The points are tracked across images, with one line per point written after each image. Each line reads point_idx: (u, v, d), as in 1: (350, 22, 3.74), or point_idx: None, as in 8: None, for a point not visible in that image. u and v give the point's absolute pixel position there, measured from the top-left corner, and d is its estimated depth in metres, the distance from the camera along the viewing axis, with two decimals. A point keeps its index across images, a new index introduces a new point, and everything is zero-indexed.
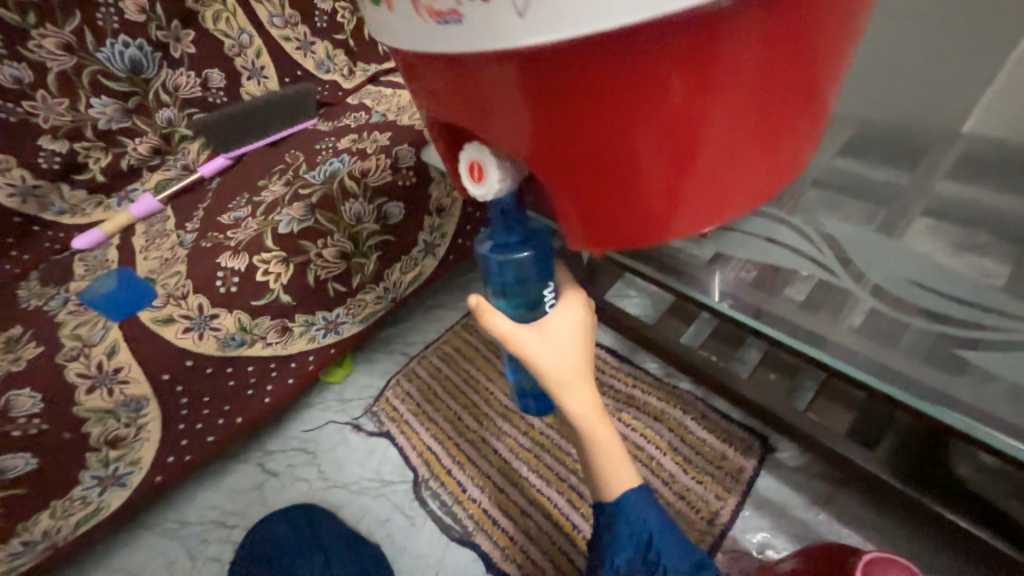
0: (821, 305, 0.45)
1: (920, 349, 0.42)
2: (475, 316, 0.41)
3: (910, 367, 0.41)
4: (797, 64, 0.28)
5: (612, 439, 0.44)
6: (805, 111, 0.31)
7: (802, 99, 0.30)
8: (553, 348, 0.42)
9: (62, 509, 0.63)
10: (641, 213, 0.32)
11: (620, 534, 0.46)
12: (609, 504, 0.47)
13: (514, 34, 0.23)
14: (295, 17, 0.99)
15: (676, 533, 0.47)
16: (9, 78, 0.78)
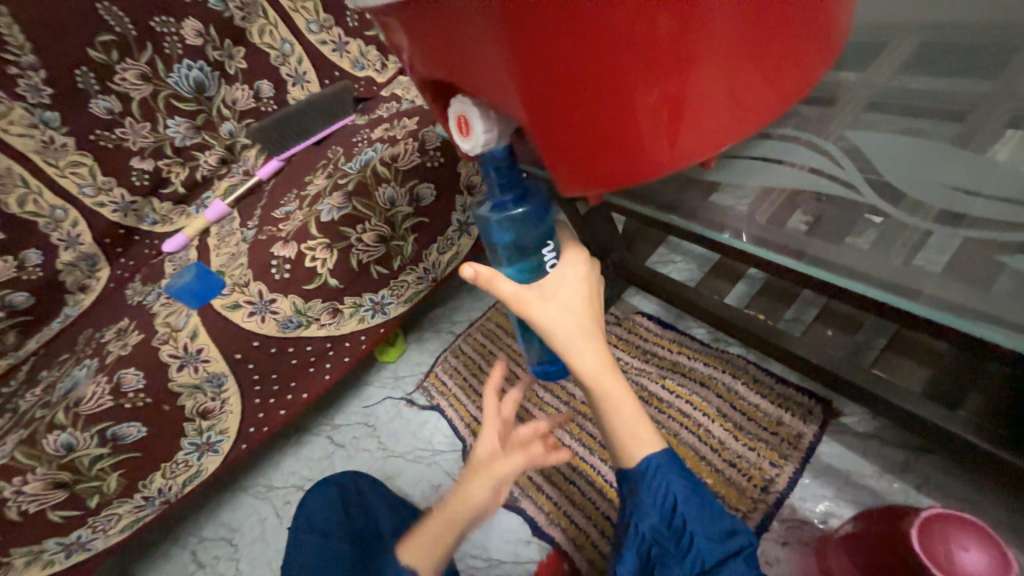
0: (891, 243, 0.38)
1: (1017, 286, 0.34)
2: (475, 286, 0.39)
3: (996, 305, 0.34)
4: None
5: (628, 393, 0.44)
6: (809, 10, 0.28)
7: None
8: (558, 308, 0.42)
9: (171, 470, 0.74)
10: (640, 142, 0.29)
11: (643, 500, 0.46)
12: (633, 469, 0.47)
13: None
14: (329, 21, 1.06)
15: (703, 499, 0.46)
16: (103, 110, 0.92)
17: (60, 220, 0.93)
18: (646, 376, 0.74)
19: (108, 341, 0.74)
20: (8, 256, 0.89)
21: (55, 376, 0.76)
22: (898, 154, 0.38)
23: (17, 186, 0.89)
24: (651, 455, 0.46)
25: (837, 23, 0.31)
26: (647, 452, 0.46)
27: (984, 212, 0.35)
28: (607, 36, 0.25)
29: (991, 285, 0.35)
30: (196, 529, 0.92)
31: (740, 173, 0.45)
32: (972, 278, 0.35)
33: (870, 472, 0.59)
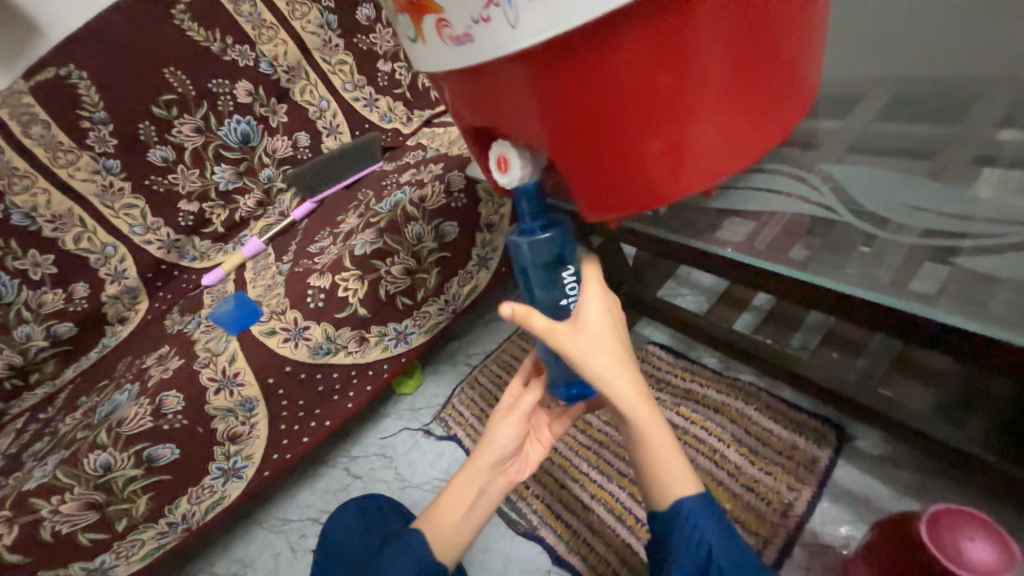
0: (880, 258, 0.41)
1: (989, 288, 0.36)
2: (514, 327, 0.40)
3: (982, 307, 0.36)
4: (762, 20, 0.31)
5: (664, 430, 0.43)
6: (783, 65, 0.34)
7: (776, 55, 0.33)
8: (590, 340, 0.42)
9: (196, 495, 0.76)
10: (650, 177, 0.35)
11: (676, 544, 0.43)
12: (665, 511, 0.45)
13: (513, 41, 0.28)
14: (362, 81, 1.18)
15: (739, 546, 0.43)
16: (159, 159, 1.02)
17: (109, 256, 1.01)
18: (661, 404, 0.76)
19: (148, 366, 0.79)
20: (59, 289, 0.97)
21: (95, 400, 0.80)
22: (880, 188, 0.44)
23: (75, 225, 0.98)
24: (686, 499, 0.43)
25: (808, 82, 0.38)
26: (681, 493, 0.44)
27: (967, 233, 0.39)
28: (619, 96, 0.31)
29: (988, 305, 0.36)
30: (211, 561, 0.92)
31: (739, 200, 0.51)
32: (969, 296, 0.37)
33: (888, 495, 0.60)
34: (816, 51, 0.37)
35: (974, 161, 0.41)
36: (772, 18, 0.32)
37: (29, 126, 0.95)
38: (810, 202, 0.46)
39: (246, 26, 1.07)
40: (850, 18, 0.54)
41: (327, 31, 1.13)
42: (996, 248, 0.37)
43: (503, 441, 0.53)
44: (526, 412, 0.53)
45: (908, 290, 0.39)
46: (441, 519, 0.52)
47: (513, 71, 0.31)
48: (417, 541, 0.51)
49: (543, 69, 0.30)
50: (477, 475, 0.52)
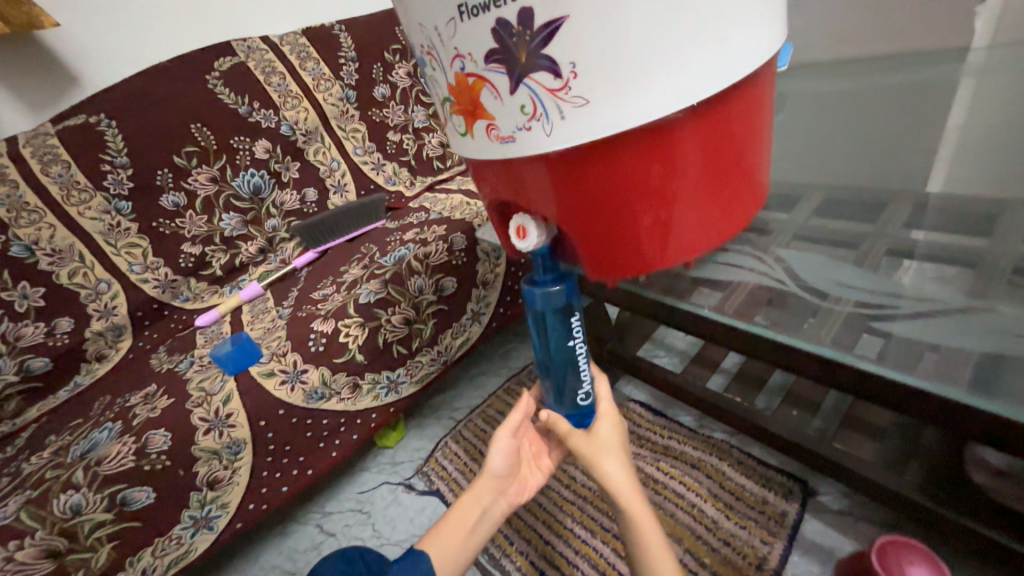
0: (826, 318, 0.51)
1: (914, 351, 0.45)
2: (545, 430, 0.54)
3: (908, 366, 0.44)
4: (732, 135, 0.40)
5: (652, 524, 0.51)
6: (746, 168, 0.43)
7: (741, 159, 0.42)
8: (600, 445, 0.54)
9: (161, 547, 0.72)
10: (644, 249, 0.43)
11: None
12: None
13: (545, 146, 0.37)
14: (372, 147, 1.30)
15: None
16: (170, 203, 1.07)
17: (102, 293, 1.02)
18: (643, 459, 0.82)
19: (133, 404, 0.77)
20: (42, 323, 0.95)
21: (66, 439, 0.77)
22: (821, 269, 0.54)
23: (73, 260, 0.99)
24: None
25: (764, 183, 0.48)
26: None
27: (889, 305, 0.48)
28: (622, 189, 0.39)
29: (918, 368, 0.44)
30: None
31: (709, 273, 0.60)
32: (900, 361, 0.45)
33: (849, 549, 0.65)
34: (768, 160, 0.48)
35: (889, 253, 0.53)
36: (739, 135, 0.40)
37: (49, 166, 0.99)
38: (764, 275, 0.56)
39: (273, 94, 1.19)
40: (790, 136, 0.69)
41: (346, 104, 1.27)
42: (913, 317, 0.47)
43: (498, 460, 0.60)
44: (514, 427, 0.60)
45: (855, 352, 0.47)
46: (447, 539, 0.57)
47: (537, 167, 0.40)
48: (422, 559, 0.55)
49: (560, 166, 0.39)
50: (480, 496, 0.59)
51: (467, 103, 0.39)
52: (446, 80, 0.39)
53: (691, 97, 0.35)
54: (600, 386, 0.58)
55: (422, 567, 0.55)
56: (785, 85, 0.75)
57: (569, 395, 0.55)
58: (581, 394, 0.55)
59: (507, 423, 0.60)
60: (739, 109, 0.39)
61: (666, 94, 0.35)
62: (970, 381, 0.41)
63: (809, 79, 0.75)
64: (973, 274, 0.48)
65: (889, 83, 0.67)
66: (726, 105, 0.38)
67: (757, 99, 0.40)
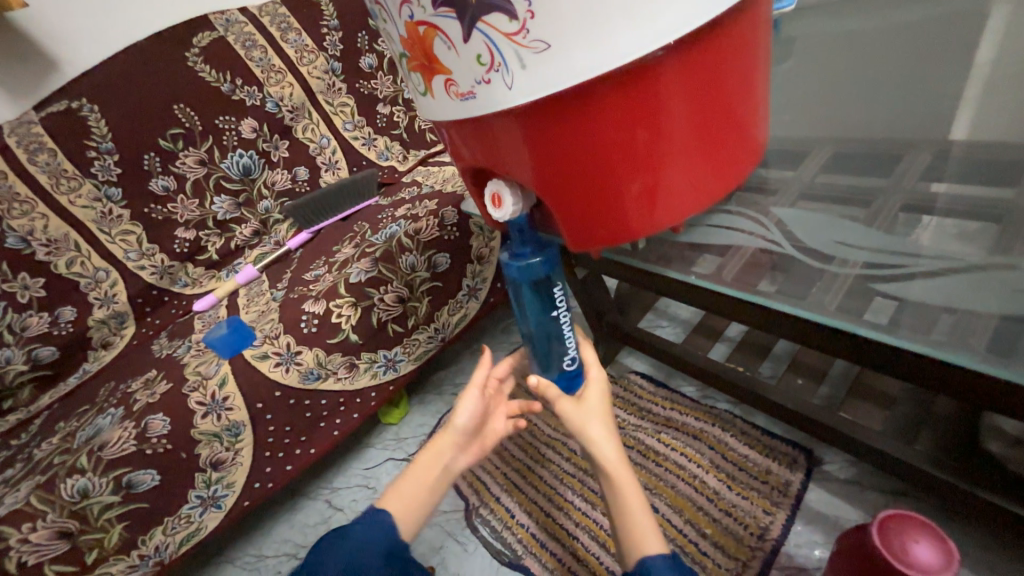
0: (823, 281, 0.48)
1: (928, 318, 0.42)
2: (535, 397, 0.50)
3: (920, 334, 0.42)
4: (724, 80, 0.36)
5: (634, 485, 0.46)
6: (740, 118, 0.39)
7: (735, 108, 0.38)
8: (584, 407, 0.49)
9: (172, 526, 0.74)
10: (627, 214, 0.40)
11: None
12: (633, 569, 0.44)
13: (510, 100, 0.34)
14: (362, 121, 1.26)
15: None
16: (160, 188, 1.05)
17: (100, 281, 1.02)
18: (643, 430, 0.80)
19: (134, 390, 0.78)
20: (45, 313, 0.96)
21: (74, 425, 0.78)
22: (824, 227, 0.50)
23: (70, 250, 0.99)
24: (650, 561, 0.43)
25: (762, 134, 0.43)
26: (646, 549, 0.44)
27: (899, 264, 0.45)
28: (601, 147, 0.35)
29: (933, 337, 0.41)
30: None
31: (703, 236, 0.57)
32: (914, 326, 0.42)
33: (853, 517, 0.64)
34: (765, 109, 0.43)
35: (905, 209, 0.48)
36: (731, 79, 0.36)
37: (36, 155, 0.98)
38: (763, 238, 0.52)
39: (255, 69, 1.15)
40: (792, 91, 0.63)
41: (332, 76, 1.22)
42: (926, 277, 0.43)
43: (463, 416, 0.59)
44: (480, 385, 0.61)
45: (863, 319, 0.45)
46: (411, 490, 0.57)
47: (506, 126, 0.36)
48: (383, 515, 0.56)
49: (531, 125, 0.35)
50: (441, 452, 0.59)
51: (423, 58, 0.36)
52: (398, 33, 0.36)
53: (673, 32, 0.31)
54: (586, 351, 0.54)
55: (383, 526, 0.55)
56: (794, 29, 0.69)
57: (554, 363, 0.53)
58: (566, 360, 0.53)
59: (473, 380, 0.61)
60: (730, 48, 0.35)
61: (641, 31, 0.31)
62: (984, 346, 0.39)
63: (820, 19, 0.68)
64: (999, 228, 0.44)
65: (909, 21, 0.61)
66: (715, 45, 0.34)
67: (751, 39, 0.36)
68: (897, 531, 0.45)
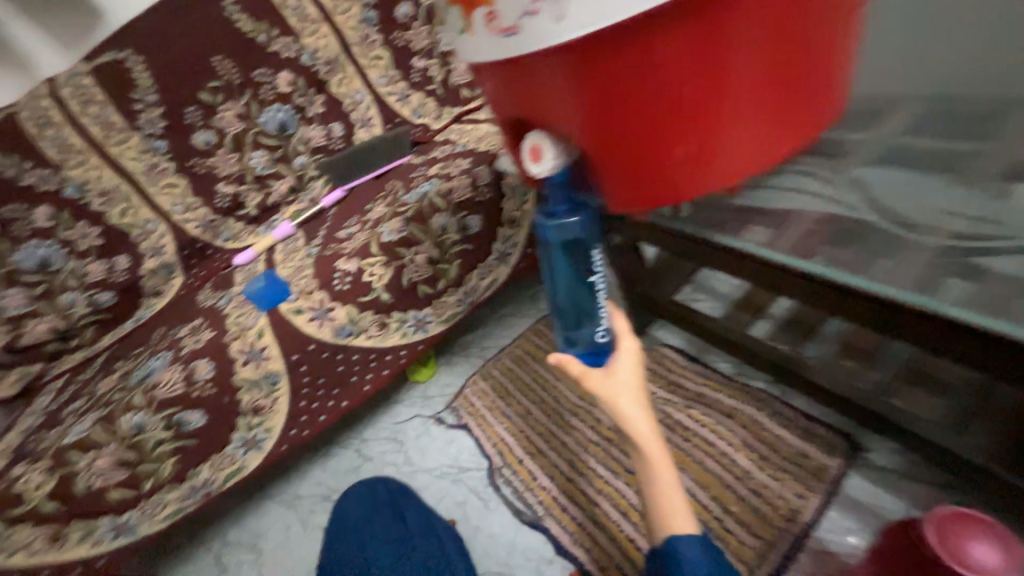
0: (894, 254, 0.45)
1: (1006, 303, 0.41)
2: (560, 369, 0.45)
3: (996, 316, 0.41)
4: (804, 18, 0.31)
5: (667, 467, 0.42)
6: (818, 64, 0.34)
7: (814, 53, 0.33)
8: (616, 385, 0.44)
9: (218, 462, 0.80)
10: (674, 175, 0.36)
11: None
12: (659, 548, 0.41)
13: (556, 36, 0.30)
14: (397, 76, 1.22)
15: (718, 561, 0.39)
16: (202, 142, 1.07)
17: (150, 232, 1.07)
18: (673, 405, 0.78)
19: (182, 336, 0.82)
20: (103, 260, 1.02)
21: (131, 365, 0.84)
22: (906, 193, 0.46)
23: (121, 201, 1.04)
24: (681, 537, 0.40)
25: (843, 83, 0.38)
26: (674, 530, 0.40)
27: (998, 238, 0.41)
28: (653, 92, 0.32)
29: (1011, 310, 0.40)
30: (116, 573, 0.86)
31: (766, 199, 0.53)
32: (994, 306, 0.41)
33: (897, 509, 0.61)
34: (850, 60, 0.38)
35: (1003, 175, 0.44)
36: (811, 18, 0.32)
37: (87, 106, 1.00)
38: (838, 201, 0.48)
39: (291, 19, 1.12)
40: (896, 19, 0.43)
41: (367, 27, 1.18)
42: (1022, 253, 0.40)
43: None
44: None
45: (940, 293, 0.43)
46: None
47: (548, 67, 0.33)
48: None
49: (575, 66, 0.32)
50: None
51: None
52: None
53: None
54: (616, 321, 0.50)
55: None
56: None
57: (584, 333, 0.50)
58: (599, 332, 0.50)
59: None
60: None
61: None
62: None
63: None
64: None
65: None
66: None
67: None
68: (955, 528, 0.42)
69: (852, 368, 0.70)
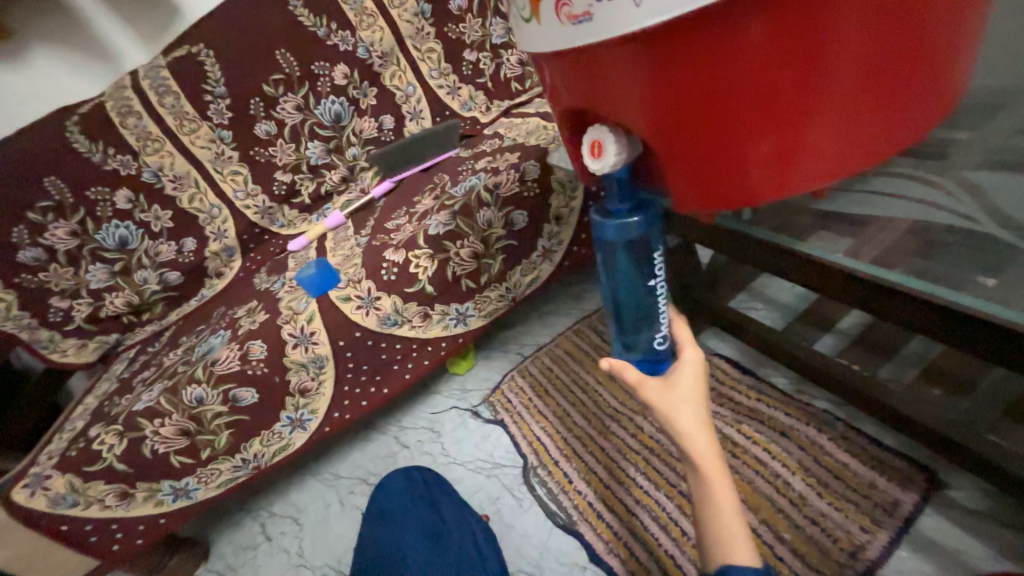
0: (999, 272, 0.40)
1: None
2: (613, 375, 0.44)
3: None
4: (918, 2, 0.28)
5: (725, 489, 0.39)
6: (930, 54, 0.30)
7: (927, 41, 0.30)
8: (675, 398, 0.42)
9: (267, 439, 0.84)
10: (752, 176, 0.33)
11: None
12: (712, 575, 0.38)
13: (635, 21, 0.28)
14: (448, 69, 1.22)
15: None
16: (263, 132, 1.12)
17: (214, 217, 1.13)
18: (722, 419, 0.74)
19: (239, 316, 0.87)
20: (172, 241, 1.10)
21: (193, 341, 0.90)
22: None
23: (190, 186, 1.11)
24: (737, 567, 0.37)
25: (954, 75, 0.33)
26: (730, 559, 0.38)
27: None
28: (737, 83, 0.29)
29: None
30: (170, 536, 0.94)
31: (853, 201, 0.49)
32: None
33: (980, 555, 0.54)
34: (965, 49, 0.33)
35: None
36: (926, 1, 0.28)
37: (163, 96, 1.08)
38: (945, 210, 0.44)
39: (349, 13, 1.15)
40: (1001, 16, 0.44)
41: (421, 20, 1.18)
42: None
43: None
44: None
45: None
46: None
47: (620, 57, 0.31)
48: None
49: (651, 55, 0.29)
50: None
51: None
52: None
53: None
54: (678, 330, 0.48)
55: None
56: None
57: (641, 340, 0.49)
58: (657, 339, 0.48)
59: None
60: None
61: None
62: None
63: None
64: None
65: None
66: None
67: None
68: None
69: (931, 394, 0.63)
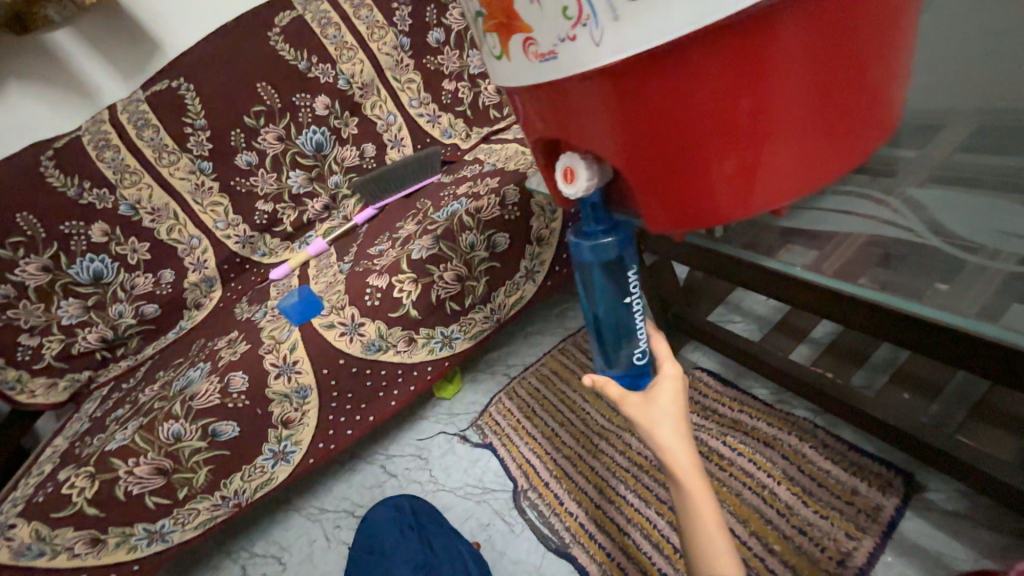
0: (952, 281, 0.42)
1: None
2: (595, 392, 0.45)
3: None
4: (853, 39, 0.31)
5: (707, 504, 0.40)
6: (868, 84, 0.33)
7: (864, 72, 0.33)
8: (657, 414, 0.42)
9: (248, 473, 0.81)
10: (717, 195, 0.35)
11: None
12: None
13: (596, 59, 0.30)
14: (428, 98, 1.25)
15: None
16: (244, 162, 1.13)
17: (194, 248, 1.11)
18: (707, 432, 0.75)
19: (219, 348, 0.85)
20: (150, 274, 1.08)
21: (171, 375, 0.87)
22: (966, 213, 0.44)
23: (169, 218, 1.10)
24: None
25: (891, 101, 0.36)
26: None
27: None
28: (697, 112, 0.31)
29: None
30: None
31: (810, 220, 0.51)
32: None
33: (961, 556, 0.55)
34: (898, 78, 0.36)
35: None
36: (860, 37, 0.31)
37: (142, 130, 1.08)
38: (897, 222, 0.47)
39: (330, 47, 1.18)
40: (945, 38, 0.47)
41: (400, 52, 1.22)
42: None
43: None
44: None
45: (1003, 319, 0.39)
46: None
47: (588, 90, 0.33)
48: None
49: (616, 87, 0.32)
50: None
51: (501, 16, 0.33)
52: None
53: None
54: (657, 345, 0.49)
55: None
56: None
57: (622, 355, 0.50)
58: (636, 354, 0.49)
59: None
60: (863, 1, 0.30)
61: None
62: None
63: None
64: None
65: None
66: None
67: None
68: None
69: (902, 398, 0.65)
